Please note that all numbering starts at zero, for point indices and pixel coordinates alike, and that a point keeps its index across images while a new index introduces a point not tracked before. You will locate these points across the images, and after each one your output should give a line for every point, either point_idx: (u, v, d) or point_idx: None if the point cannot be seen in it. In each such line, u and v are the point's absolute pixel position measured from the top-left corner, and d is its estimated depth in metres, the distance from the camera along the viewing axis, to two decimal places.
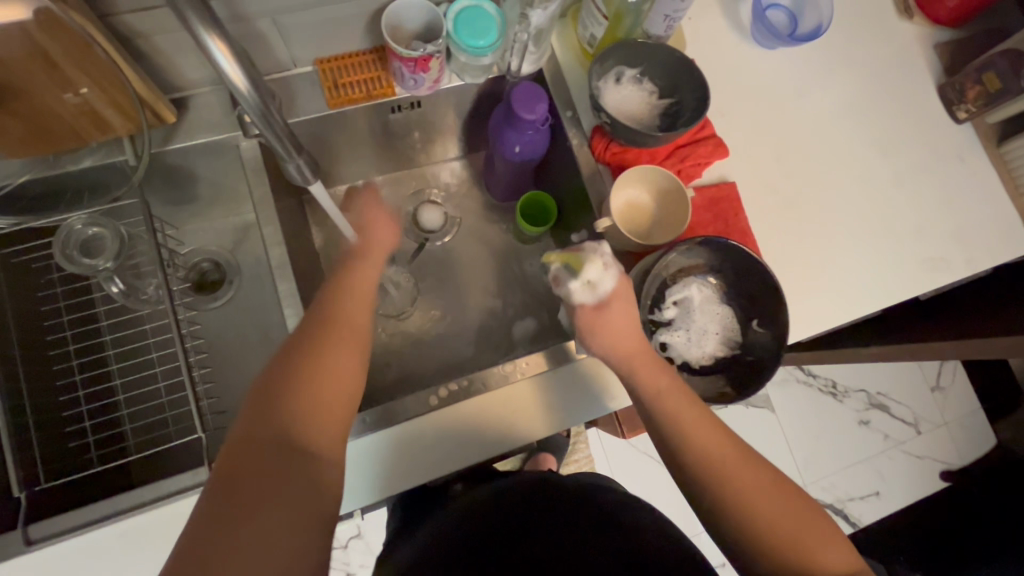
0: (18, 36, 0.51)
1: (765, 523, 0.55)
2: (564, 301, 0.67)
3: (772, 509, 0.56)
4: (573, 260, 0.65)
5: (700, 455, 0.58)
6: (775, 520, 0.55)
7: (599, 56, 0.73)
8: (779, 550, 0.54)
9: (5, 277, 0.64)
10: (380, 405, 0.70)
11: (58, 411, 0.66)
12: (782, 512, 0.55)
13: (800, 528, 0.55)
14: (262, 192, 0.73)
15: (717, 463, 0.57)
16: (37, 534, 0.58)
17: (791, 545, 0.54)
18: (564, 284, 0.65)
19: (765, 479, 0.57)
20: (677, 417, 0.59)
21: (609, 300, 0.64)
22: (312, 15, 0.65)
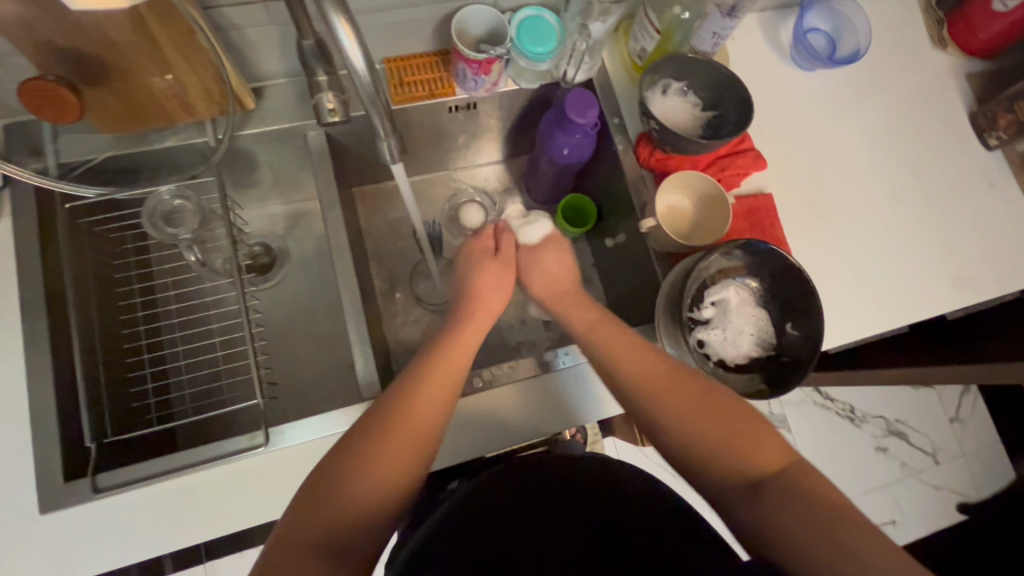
0: (133, 20, 0.57)
1: (699, 433, 0.58)
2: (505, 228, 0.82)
3: (701, 418, 0.59)
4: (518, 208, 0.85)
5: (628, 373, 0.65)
6: (706, 431, 0.58)
7: (649, 68, 0.78)
8: (714, 454, 0.57)
9: (88, 242, 0.69)
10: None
11: (125, 371, 0.70)
12: (711, 418, 0.58)
13: (738, 434, 0.57)
14: (325, 178, 0.77)
15: (651, 386, 0.63)
16: (104, 482, 0.61)
17: (730, 452, 0.56)
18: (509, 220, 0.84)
19: (700, 392, 0.61)
20: (618, 355, 0.67)
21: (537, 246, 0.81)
22: (387, 16, 0.70)
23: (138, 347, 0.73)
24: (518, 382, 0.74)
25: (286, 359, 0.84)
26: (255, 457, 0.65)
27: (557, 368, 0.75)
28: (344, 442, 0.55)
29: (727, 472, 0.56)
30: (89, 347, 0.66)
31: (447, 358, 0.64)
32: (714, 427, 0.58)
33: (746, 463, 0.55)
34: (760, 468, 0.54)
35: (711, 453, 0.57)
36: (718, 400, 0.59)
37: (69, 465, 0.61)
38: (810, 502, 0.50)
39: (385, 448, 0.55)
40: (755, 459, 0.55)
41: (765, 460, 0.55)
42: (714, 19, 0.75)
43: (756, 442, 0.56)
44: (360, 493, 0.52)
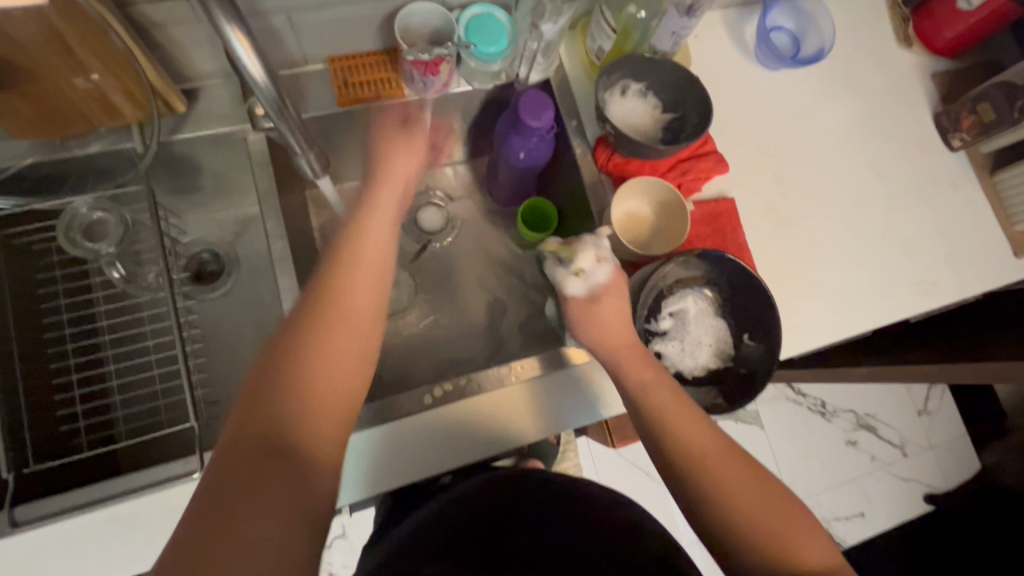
0: (35, 19, 0.52)
1: (745, 517, 0.55)
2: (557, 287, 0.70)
3: (758, 512, 0.55)
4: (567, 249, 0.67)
5: (660, 413, 0.60)
6: (756, 517, 0.55)
7: (606, 69, 0.74)
8: (761, 543, 0.54)
9: (5, 257, 0.64)
10: (371, 402, 0.70)
11: (49, 394, 0.66)
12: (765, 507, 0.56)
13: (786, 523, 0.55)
14: (267, 185, 0.73)
15: (700, 454, 0.58)
16: (23, 517, 0.57)
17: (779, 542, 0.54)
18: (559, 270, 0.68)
19: (751, 477, 0.57)
20: (659, 404, 0.60)
21: (600, 293, 0.66)
22: (326, 13, 0.66)
23: (67, 367, 0.69)
24: (502, 388, 0.72)
25: (232, 374, 0.80)
26: (188, 483, 0.61)
27: (536, 377, 0.74)
28: (238, 456, 0.47)
29: (775, 563, 0.53)
30: (5, 370, 0.61)
31: (341, 329, 0.55)
32: (759, 510, 0.55)
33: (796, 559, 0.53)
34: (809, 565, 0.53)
35: (757, 549, 0.54)
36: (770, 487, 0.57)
37: None
38: None
39: (316, 471, 0.49)
40: (805, 558, 0.53)
41: (814, 560, 0.54)
42: (671, 18, 0.73)
43: (805, 539, 0.55)
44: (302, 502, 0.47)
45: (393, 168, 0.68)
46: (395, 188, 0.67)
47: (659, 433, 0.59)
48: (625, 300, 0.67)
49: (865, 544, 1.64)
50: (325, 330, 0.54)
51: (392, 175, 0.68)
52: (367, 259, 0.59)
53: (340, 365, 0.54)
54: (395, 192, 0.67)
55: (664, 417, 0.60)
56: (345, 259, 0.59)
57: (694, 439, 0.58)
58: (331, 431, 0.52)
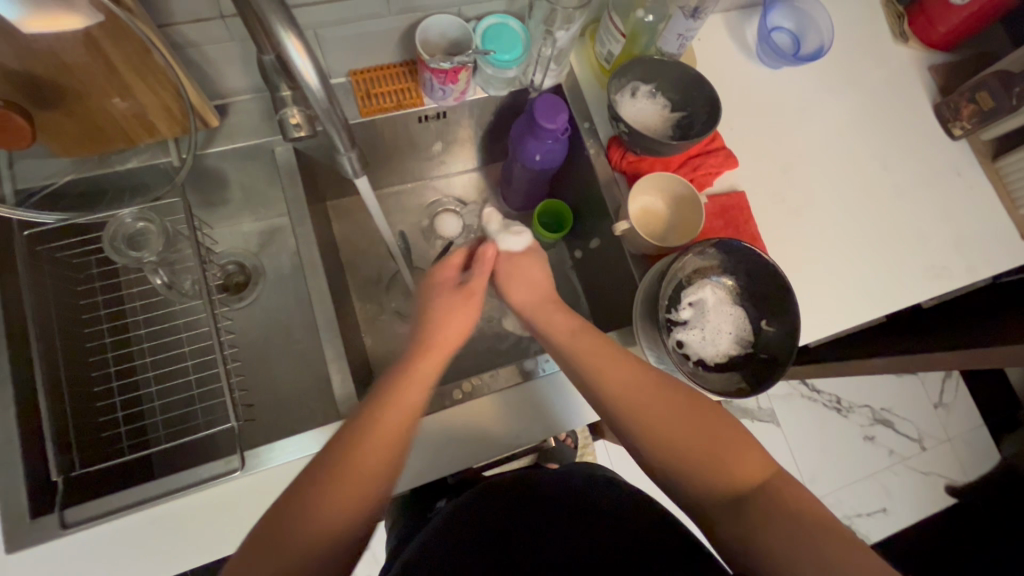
0: (85, 42, 0.55)
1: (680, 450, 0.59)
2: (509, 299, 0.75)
3: (685, 434, 0.59)
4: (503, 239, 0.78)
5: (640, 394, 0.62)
6: (685, 442, 0.59)
7: (617, 71, 0.77)
8: (696, 466, 0.58)
9: (50, 269, 0.67)
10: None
11: (93, 401, 0.68)
12: (693, 436, 0.59)
13: (714, 441, 0.59)
14: (295, 194, 0.77)
15: (633, 397, 0.62)
16: (73, 519, 0.59)
17: (713, 466, 0.57)
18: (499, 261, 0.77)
19: (680, 408, 0.61)
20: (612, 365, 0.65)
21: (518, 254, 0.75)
22: (350, 29, 0.70)
23: (107, 374, 0.71)
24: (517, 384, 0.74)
25: (263, 379, 0.82)
26: (230, 482, 0.63)
27: (551, 374, 0.76)
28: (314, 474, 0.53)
29: (713, 488, 0.57)
30: (53, 376, 0.63)
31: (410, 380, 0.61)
32: (690, 434, 0.59)
33: (728, 482, 0.57)
34: (744, 483, 0.57)
35: (689, 471, 0.58)
36: (701, 411, 0.61)
37: (35, 501, 0.59)
38: (790, 510, 0.54)
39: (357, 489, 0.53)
40: (738, 474, 0.57)
41: (750, 475, 0.57)
42: (677, 21, 0.76)
43: (738, 459, 0.58)
44: (328, 514, 0.51)
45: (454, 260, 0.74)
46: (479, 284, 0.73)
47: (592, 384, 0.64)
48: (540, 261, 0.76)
49: (888, 540, 1.63)
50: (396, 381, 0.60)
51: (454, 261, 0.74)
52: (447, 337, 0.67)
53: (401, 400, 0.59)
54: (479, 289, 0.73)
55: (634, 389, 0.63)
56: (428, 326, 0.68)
57: (625, 381, 0.63)
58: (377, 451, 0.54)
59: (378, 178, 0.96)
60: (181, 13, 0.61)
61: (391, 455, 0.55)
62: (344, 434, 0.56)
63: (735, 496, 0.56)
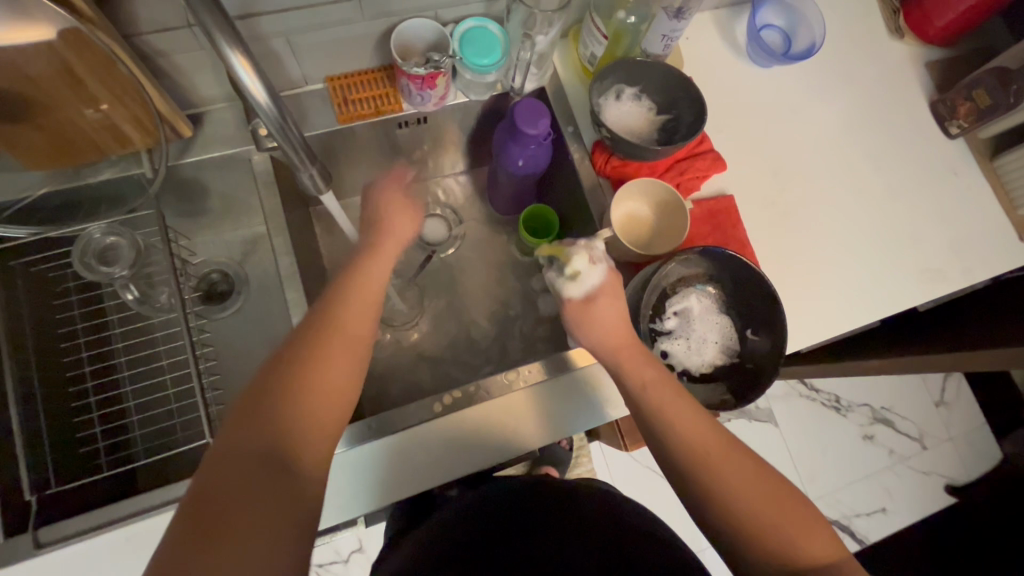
0: (46, 54, 0.54)
1: (746, 509, 0.54)
2: (554, 292, 0.71)
3: (753, 501, 0.55)
4: (559, 253, 0.69)
5: (692, 445, 0.57)
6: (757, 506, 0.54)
7: (600, 74, 0.75)
8: (761, 533, 0.54)
9: (24, 285, 0.66)
10: (387, 410, 0.71)
11: (69, 417, 0.67)
12: (756, 502, 0.55)
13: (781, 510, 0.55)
14: (273, 203, 0.75)
15: (700, 448, 0.57)
16: (48, 537, 0.59)
17: (784, 541, 0.53)
18: (554, 276, 0.70)
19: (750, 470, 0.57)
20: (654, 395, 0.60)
21: (595, 295, 0.66)
22: (323, 35, 0.68)
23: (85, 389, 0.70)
24: (510, 393, 0.73)
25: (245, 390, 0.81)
26: None
27: (544, 381, 0.74)
28: (195, 518, 0.44)
29: (781, 561, 0.53)
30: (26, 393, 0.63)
31: (302, 373, 0.52)
32: (759, 501, 0.55)
33: (796, 555, 0.53)
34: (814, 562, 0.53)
35: (760, 543, 0.53)
36: (769, 482, 0.56)
37: (10, 520, 0.59)
38: None
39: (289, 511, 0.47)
40: (807, 549, 0.53)
41: (816, 551, 0.53)
42: (661, 21, 0.74)
43: (805, 533, 0.54)
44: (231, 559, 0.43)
45: (371, 262, 0.64)
46: (406, 222, 0.71)
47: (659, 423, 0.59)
48: (620, 300, 0.67)
49: (887, 541, 1.61)
50: (300, 377, 0.52)
51: (381, 253, 0.66)
52: (352, 292, 0.59)
53: (314, 407, 0.52)
54: (408, 225, 0.71)
55: (664, 411, 0.59)
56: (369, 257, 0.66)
57: (691, 430, 0.58)
58: (319, 428, 0.52)
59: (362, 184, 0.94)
60: (147, 23, 0.59)
61: (332, 432, 0.53)
62: (242, 451, 0.48)
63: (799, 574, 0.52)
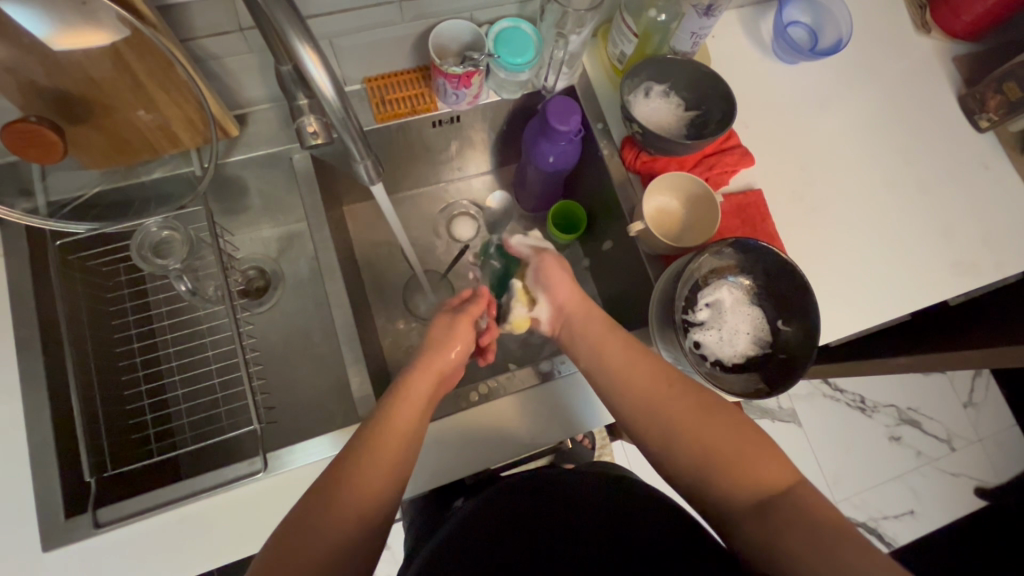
0: (111, 56, 0.57)
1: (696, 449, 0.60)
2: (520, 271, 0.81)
3: (704, 439, 0.60)
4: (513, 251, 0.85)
5: (639, 399, 0.64)
6: (706, 446, 0.60)
7: (630, 71, 0.77)
8: (713, 471, 0.59)
9: (81, 277, 0.70)
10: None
11: (122, 404, 0.70)
12: (707, 440, 0.60)
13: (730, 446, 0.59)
14: (313, 200, 0.78)
15: (649, 399, 0.64)
16: (106, 517, 0.61)
17: (735, 476, 0.58)
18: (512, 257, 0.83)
19: (699, 410, 0.62)
20: (612, 364, 0.67)
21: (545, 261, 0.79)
22: (364, 36, 0.71)
23: (136, 378, 0.73)
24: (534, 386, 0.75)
25: (284, 381, 0.84)
26: (252, 485, 0.65)
27: (569, 375, 0.76)
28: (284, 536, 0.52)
29: (737, 495, 0.57)
30: (84, 379, 0.66)
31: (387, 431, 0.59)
32: (711, 442, 0.60)
33: (751, 485, 0.57)
34: (765, 489, 0.56)
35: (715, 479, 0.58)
36: (719, 420, 0.61)
37: (71, 500, 0.61)
38: (817, 517, 0.53)
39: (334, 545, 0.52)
40: (759, 480, 0.57)
41: (770, 482, 0.57)
42: (690, 19, 0.75)
43: (759, 465, 0.58)
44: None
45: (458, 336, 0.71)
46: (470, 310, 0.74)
47: (613, 387, 0.66)
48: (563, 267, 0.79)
49: (915, 543, 1.59)
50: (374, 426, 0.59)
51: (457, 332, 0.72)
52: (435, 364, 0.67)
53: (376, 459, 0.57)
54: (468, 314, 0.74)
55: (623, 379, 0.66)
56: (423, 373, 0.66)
57: (637, 382, 0.65)
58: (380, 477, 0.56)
59: (394, 183, 0.97)
60: (202, 27, 0.63)
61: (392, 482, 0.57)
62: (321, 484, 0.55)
63: (756, 502, 0.56)
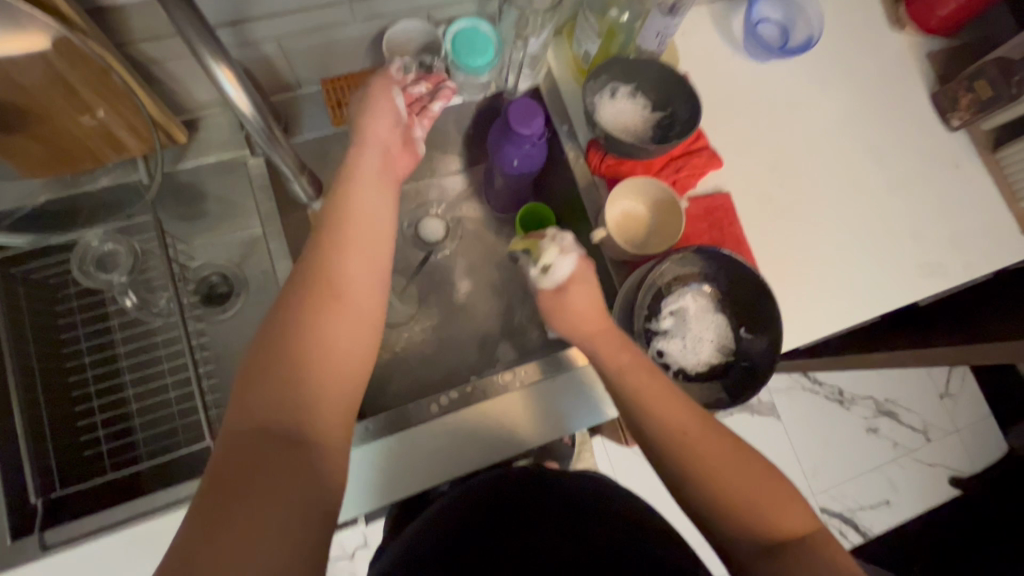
0: (38, 64, 0.55)
1: (714, 486, 0.55)
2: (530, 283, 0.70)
3: (720, 471, 0.56)
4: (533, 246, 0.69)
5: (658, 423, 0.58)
6: (728, 483, 0.55)
7: (593, 72, 0.75)
8: (734, 509, 0.54)
9: (25, 292, 0.67)
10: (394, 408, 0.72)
11: (73, 421, 0.69)
12: (728, 473, 0.55)
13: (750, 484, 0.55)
14: (269, 206, 0.76)
15: (683, 435, 0.57)
16: (53, 540, 0.60)
17: (755, 514, 0.54)
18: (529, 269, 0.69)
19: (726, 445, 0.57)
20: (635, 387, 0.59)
21: (567, 283, 0.66)
22: (315, 38, 0.68)
23: (88, 394, 0.72)
24: (506, 394, 0.73)
25: None
26: None
27: (541, 381, 0.74)
28: (228, 480, 0.45)
29: (750, 535, 0.54)
30: (30, 398, 0.64)
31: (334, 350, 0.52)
32: (731, 477, 0.55)
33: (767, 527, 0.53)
34: (779, 534, 0.53)
35: (731, 514, 0.54)
36: (743, 456, 0.56)
37: (17, 523, 0.60)
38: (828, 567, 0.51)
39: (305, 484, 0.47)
40: (779, 523, 0.54)
41: (788, 527, 0.54)
42: (655, 18, 0.73)
43: (779, 508, 0.54)
44: (273, 520, 0.45)
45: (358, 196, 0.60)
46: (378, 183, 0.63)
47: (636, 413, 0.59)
48: (592, 285, 0.67)
49: (891, 533, 1.61)
50: (315, 345, 0.52)
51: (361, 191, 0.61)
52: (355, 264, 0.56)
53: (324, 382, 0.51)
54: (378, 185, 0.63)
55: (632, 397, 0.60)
56: (322, 276, 0.54)
57: (658, 406, 0.58)
58: (336, 398, 0.52)
59: None
60: (139, 31, 0.60)
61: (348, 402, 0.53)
62: (269, 422, 0.48)
63: (769, 548, 0.53)
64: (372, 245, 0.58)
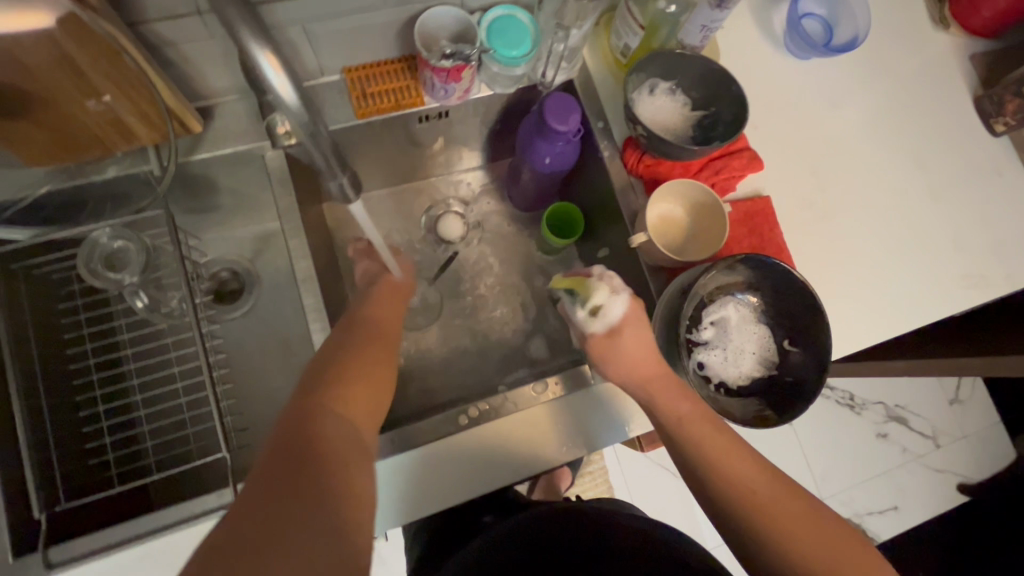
0: (45, 43, 0.50)
1: (788, 545, 0.55)
2: (574, 328, 0.68)
3: (791, 528, 0.55)
4: (581, 287, 0.66)
5: (716, 471, 0.59)
6: (802, 543, 0.55)
7: (635, 67, 0.71)
8: (810, 568, 0.54)
9: (26, 289, 0.63)
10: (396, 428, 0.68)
11: (78, 428, 0.65)
12: (801, 532, 0.55)
13: (825, 543, 0.55)
14: (287, 201, 0.71)
15: (750, 493, 0.57)
16: (58, 559, 0.56)
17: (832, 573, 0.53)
18: (574, 312, 0.67)
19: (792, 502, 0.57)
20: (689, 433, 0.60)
21: (621, 326, 0.64)
22: (343, 22, 0.63)
23: (93, 399, 0.67)
24: (532, 408, 0.70)
25: (259, 396, 0.78)
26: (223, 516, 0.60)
27: (570, 394, 0.71)
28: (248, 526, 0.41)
29: None
30: (32, 404, 0.60)
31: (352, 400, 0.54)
32: (804, 535, 0.55)
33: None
34: None
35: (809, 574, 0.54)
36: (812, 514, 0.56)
37: (18, 539, 0.56)
38: None
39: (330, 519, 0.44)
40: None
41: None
42: (702, 11, 0.69)
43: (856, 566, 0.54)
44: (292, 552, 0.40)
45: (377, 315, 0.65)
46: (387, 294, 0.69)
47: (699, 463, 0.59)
48: (647, 327, 0.65)
49: (898, 539, 1.60)
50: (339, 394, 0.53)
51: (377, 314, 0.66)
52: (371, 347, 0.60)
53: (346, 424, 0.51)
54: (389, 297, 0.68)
55: (693, 443, 0.60)
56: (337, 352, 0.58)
57: (719, 456, 0.59)
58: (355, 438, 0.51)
59: (377, 180, 0.90)
60: (155, 10, 0.55)
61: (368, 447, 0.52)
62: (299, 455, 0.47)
63: None
64: (379, 378, 0.57)
